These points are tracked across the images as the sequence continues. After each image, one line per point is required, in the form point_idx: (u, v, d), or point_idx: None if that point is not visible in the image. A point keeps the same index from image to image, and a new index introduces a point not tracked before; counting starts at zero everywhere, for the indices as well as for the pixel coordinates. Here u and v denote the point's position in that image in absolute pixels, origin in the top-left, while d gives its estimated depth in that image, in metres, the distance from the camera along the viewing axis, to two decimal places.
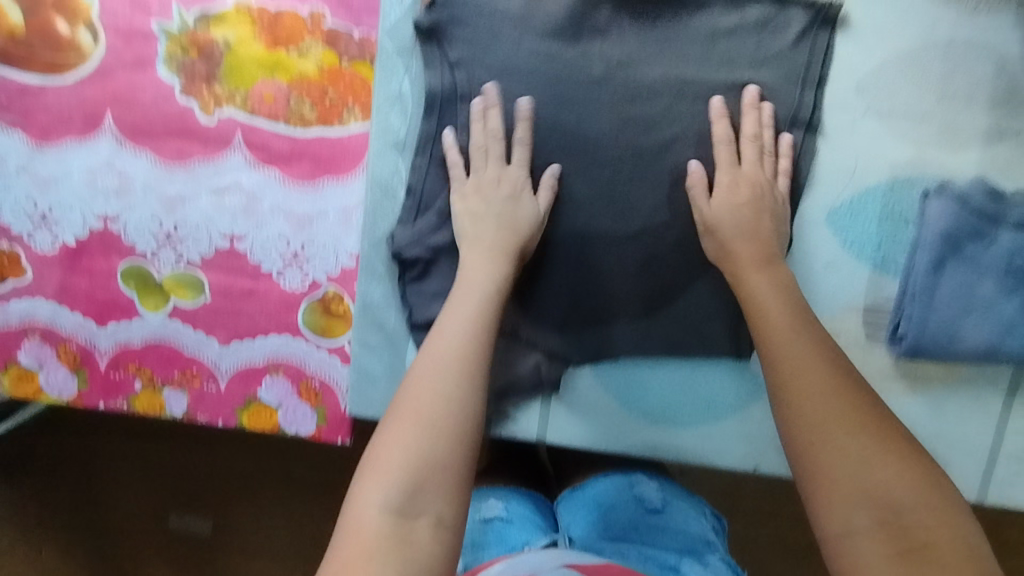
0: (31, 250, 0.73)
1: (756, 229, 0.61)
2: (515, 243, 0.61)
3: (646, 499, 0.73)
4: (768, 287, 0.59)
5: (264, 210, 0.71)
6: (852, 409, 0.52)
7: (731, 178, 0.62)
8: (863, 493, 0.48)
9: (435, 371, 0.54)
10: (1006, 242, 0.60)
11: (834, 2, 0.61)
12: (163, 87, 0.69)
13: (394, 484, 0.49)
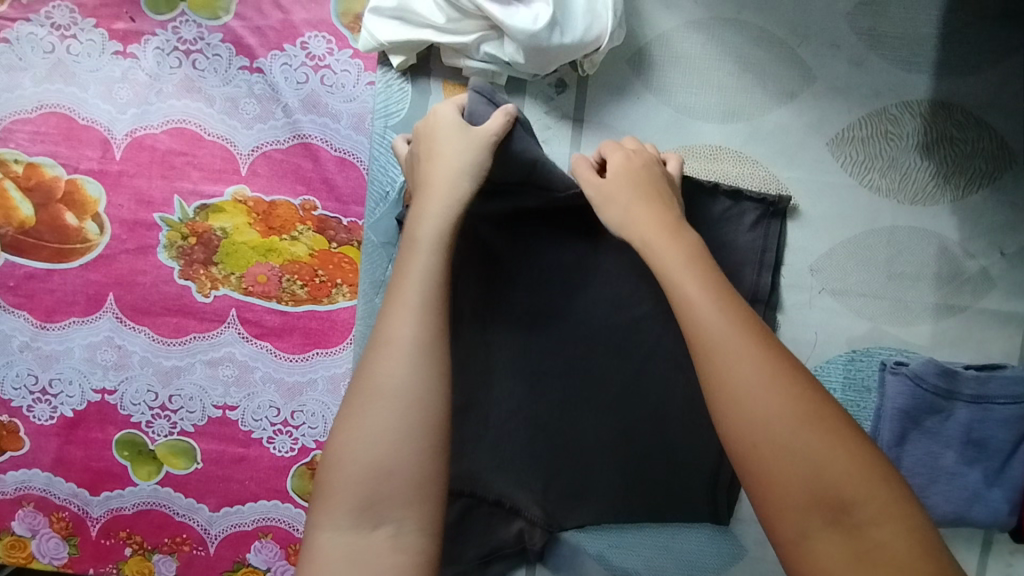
0: (29, 422, 0.75)
1: (657, 199, 0.56)
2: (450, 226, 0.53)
3: None
4: (677, 252, 0.50)
5: (255, 379, 0.75)
6: (782, 380, 0.41)
7: (628, 156, 0.59)
8: (811, 491, 0.39)
9: (368, 366, 0.47)
10: (962, 416, 0.63)
11: (783, 197, 0.65)
12: (164, 270, 0.74)
13: (345, 505, 0.44)
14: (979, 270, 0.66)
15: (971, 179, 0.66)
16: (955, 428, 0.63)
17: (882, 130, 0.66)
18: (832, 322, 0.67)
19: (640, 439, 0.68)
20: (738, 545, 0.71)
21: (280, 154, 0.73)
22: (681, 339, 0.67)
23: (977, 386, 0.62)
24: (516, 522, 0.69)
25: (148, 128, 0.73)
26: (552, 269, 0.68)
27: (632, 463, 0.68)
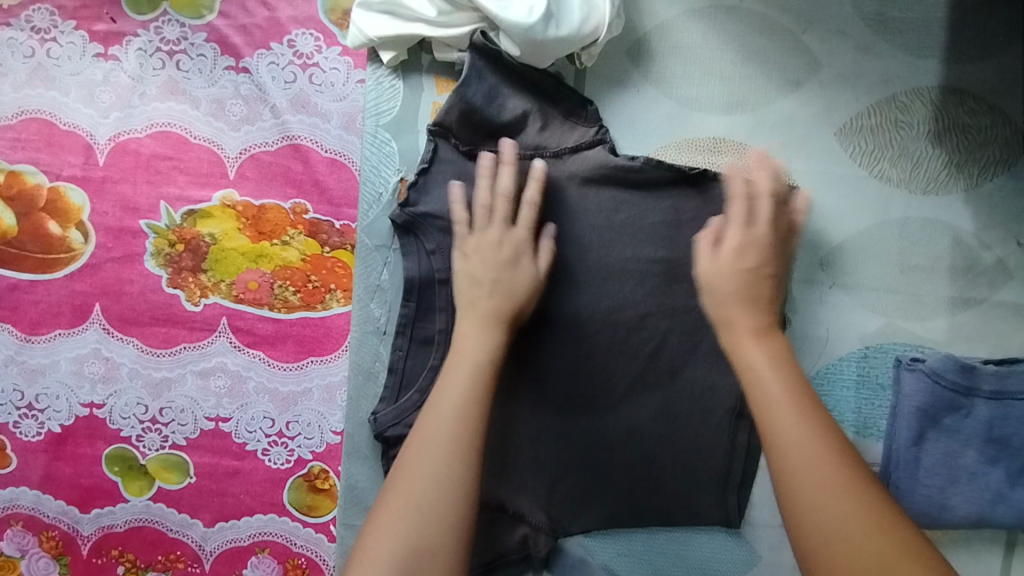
0: (16, 439, 0.73)
1: (756, 296, 0.56)
2: (507, 310, 0.58)
3: None
4: (768, 362, 0.53)
5: (249, 390, 0.72)
6: (857, 505, 0.46)
7: (741, 238, 0.57)
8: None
9: (421, 457, 0.51)
10: (982, 413, 0.61)
11: (790, 186, 0.64)
12: (151, 279, 0.71)
13: None
14: (996, 261, 0.64)
15: (985, 168, 0.63)
16: (975, 427, 0.61)
17: (892, 118, 0.64)
18: (844, 319, 0.65)
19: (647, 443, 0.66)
20: (753, 551, 0.68)
21: (269, 156, 0.70)
22: (688, 339, 0.65)
23: (996, 382, 0.60)
24: (517, 532, 0.67)
25: (132, 133, 0.71)
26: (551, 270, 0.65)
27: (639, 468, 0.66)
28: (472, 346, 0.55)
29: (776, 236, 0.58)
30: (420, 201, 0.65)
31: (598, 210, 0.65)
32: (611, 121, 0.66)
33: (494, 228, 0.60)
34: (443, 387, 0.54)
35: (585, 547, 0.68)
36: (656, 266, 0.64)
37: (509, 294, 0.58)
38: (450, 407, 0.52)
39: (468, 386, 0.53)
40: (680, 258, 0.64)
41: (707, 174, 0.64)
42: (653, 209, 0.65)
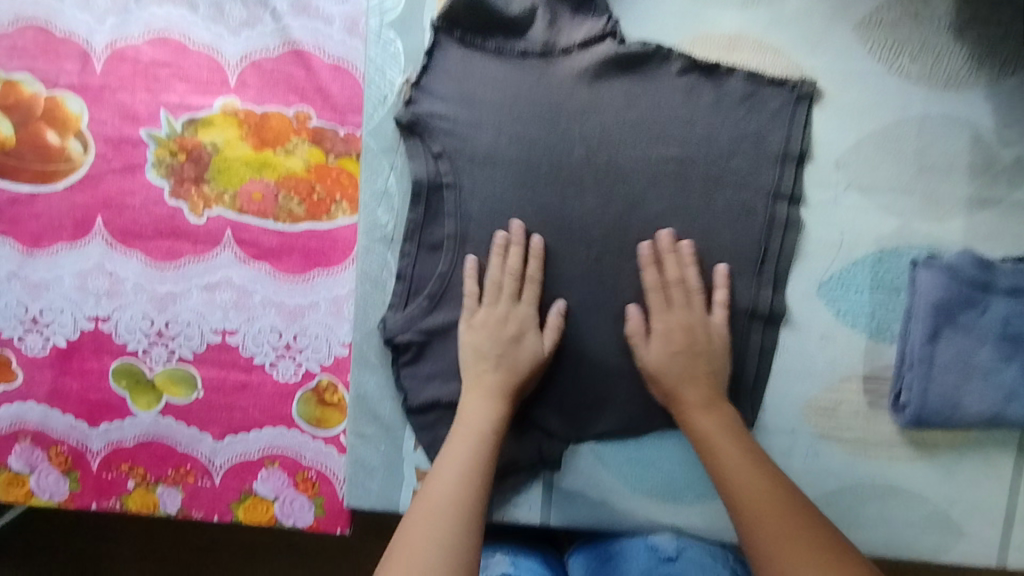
0: (22, 354, 0.73)
1: (696, 373, 0.62)
2: (511, 383, 0.62)
3: (659, 548, 0.68)
4: (717, 430, 0.60)
5: (255, 303, 0.71)
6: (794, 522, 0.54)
7: (685, 322, 0.63)
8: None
9: (452, 463, 0.58)
10: (998, 310, 0.60)
11: (806, 79, 0.63)
12: (153, 190, 0.70)
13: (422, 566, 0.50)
14: (1015, 160, 0.62)
15: (1006, 63, 0.62)
16: (990, 323, 0.60)
17: (911, 11, 0.62)
18: (859, 221, 0.63)
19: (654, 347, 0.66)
20: None
21: (270, 62, 0.68)
22: (700, 244, 0.64)
23: (1013, 279, 0.60)
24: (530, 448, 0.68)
25: (129, 39, 0.69)
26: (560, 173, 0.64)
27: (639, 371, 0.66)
28: (488, 397, 0.61)
29: (698, 317, 0.63)
30: (424, 100, 0.64)
31: (610, 110, 0.63)
32: (620, 12, 0.64)
33: (502, 304, 0.64)
34: (465, 414, 0.61)
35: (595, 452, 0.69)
36: (667, 166, 0.63)
37: (513, 367, 0.62)
38: (467, 438, 0.59)
39: (490, 409, 0.61)
40: (692, 158, 0.63)
41: (719, 67, 0.63)
42: (664, 108, 0.63)
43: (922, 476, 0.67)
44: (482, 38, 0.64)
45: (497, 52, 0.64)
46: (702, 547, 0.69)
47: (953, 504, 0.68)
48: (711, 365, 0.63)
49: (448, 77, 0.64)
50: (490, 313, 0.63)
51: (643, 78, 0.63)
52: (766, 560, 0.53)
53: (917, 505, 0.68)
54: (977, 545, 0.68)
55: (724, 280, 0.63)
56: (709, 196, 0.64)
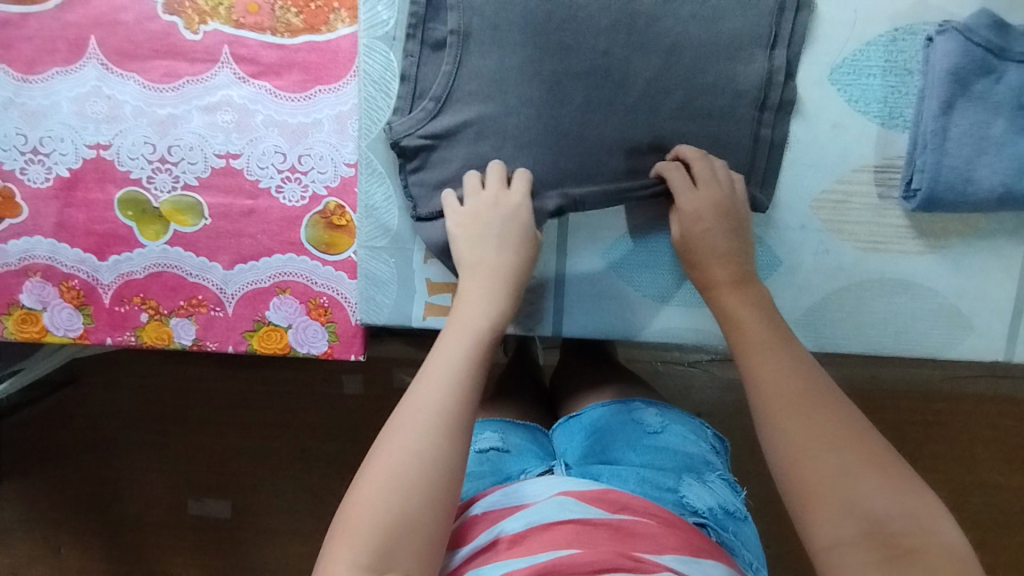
0: (25, 186, 0.72)
1: (728, 251, 0.61)
2: (513, 268, 0.61)
3: (645, 422, 0.74)
4: (744, 306, 0.57)
5: (257, 124, 0.70)
6: (815, 393, 0.49)
7: (698, 205, 0.61)
8: (830, 488, 0.44)
9: (458, 339, 0.55)
10: (1015, 77, 0.59)
11: None
12: (146, 6, 0.68)
13: (413, 455, 0.48)
14: None
15: None
16: (1005, 91, 0.59)
17: None
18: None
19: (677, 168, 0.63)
20: (775, 257, 0.67)
21: None
22: (710, 29, 0.62)
23: None
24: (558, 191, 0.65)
25: None
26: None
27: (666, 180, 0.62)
28: (481, 287, 0.59)
29: (723, 193, 0.62)
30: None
31: None
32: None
33: (490, 187, 0.63)
34: (463, 300, 0.59)
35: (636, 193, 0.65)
36: None
37: (506, 244, 0.62)
38: (461, 322, 0.57)
39: (498, 298, 0.59)
40: None
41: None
42: None
43: (933, 269, 0.67)
44: None
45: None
46: (683, 420, 0.76)
47: (965, 298, 0.67)
48: (742, 239, 0.62)
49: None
50: (483, 202, 0.63)
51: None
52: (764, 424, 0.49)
53: (928, 299, 0.67)
54: (990, 339, 0.68)
55: (773, 113, 0.64)
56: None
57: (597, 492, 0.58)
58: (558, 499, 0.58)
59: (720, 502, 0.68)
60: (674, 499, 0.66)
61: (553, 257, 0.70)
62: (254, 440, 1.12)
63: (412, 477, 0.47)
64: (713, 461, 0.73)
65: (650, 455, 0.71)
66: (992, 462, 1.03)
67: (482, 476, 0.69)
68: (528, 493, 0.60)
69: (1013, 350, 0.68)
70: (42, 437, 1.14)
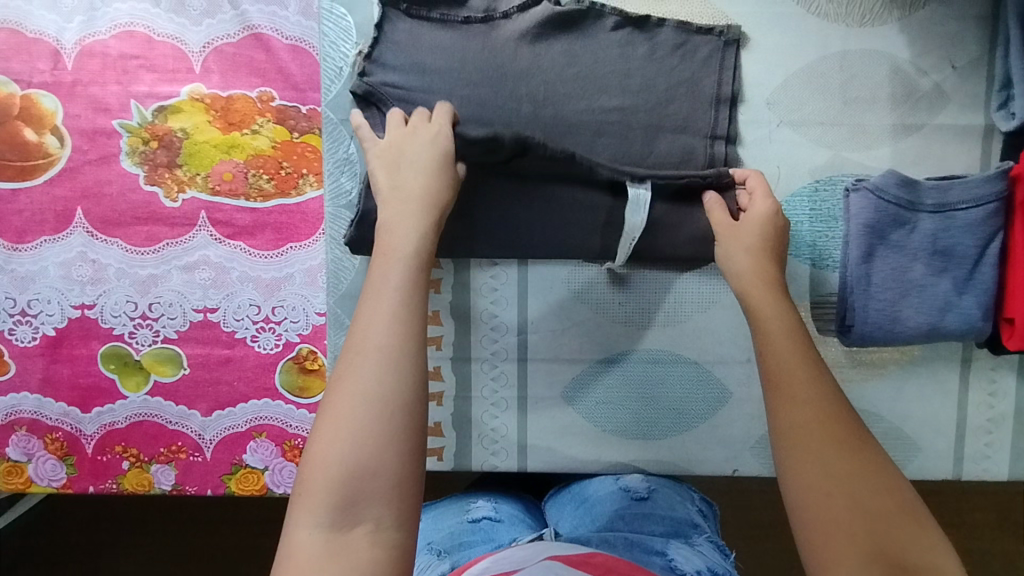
0: (13, 345, 0.76)
1: (773, 253, 0.62)
2: (432, 194, 0.59)
3: (630, 488, 0.72)
4: (775, 312, 0.59)
5: (233, 280, 0.75)
6: (838, 430, 0.52)
7: (774, 209, 0.63)
8: (831, 526, 0.47)
9: (386, 277, 0.53)
10: (927, 227, 0.64)
11: (732, 25, 0.67)
12: (128, 178, 0.74)
13: (367, 399, 0.47)
14: (933, 86, 0.67)
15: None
16: (921, 240, 0.64)
17: None
18: (793, 154, 0.68)
19: (638, 228, 0.66)
20: (724, 389, 0.71)
21: (232, 48, 0.73)
22: None
23: (939, 196, 0.64)
24: (501, 151, 0.63)
25: (97, 36, 0.73)
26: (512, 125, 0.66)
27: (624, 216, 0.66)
28: (411, 206, 0.57)
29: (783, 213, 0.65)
30: (377, 72, 0.67)
31: (553, 67, 0.67)
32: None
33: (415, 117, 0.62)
34: (388, 225, 0.57)
35: (652, 178, 0.65)
36: (610, 115, 0.67)
37: (421, 164, 0.59)
38: (396, 247, 0.55)
39: (419, 221, 0.57)
40: (632, 107, 0.67)
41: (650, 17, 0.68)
42: (605, 68, 0.67)
43: (877, 395, 0.70)
44: (427, 9, 0.67)
45: (441, 20, 0.68)
46: (671, 485, 0.74)
47: (910, 422, 0.71)
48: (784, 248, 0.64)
49: (397, 48, 0.67)
50: (403, 135, 0.61)
51: (580, 35, 0.68)
52: (787, 450, 0.51)
53: (875, 424, 0.70)
54: (938, 460, 0.71)
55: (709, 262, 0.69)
56: (652, 138, 0.67)
57: (583, 556, 0.58)
58: (546, 563, 0.57)
59: (710, 564, 0.65)
60: (661, 563, 0.64)
61: (514, 397, 0.72)
62: None
63: (376, 420, 0.47)
64: (702, 524, 0.71)
65: (637, 522, 0.70)
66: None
67: (473, 544, 0.71)
68: (514, 560, 0.59)
69: (961, 469, 0.71)
70: None
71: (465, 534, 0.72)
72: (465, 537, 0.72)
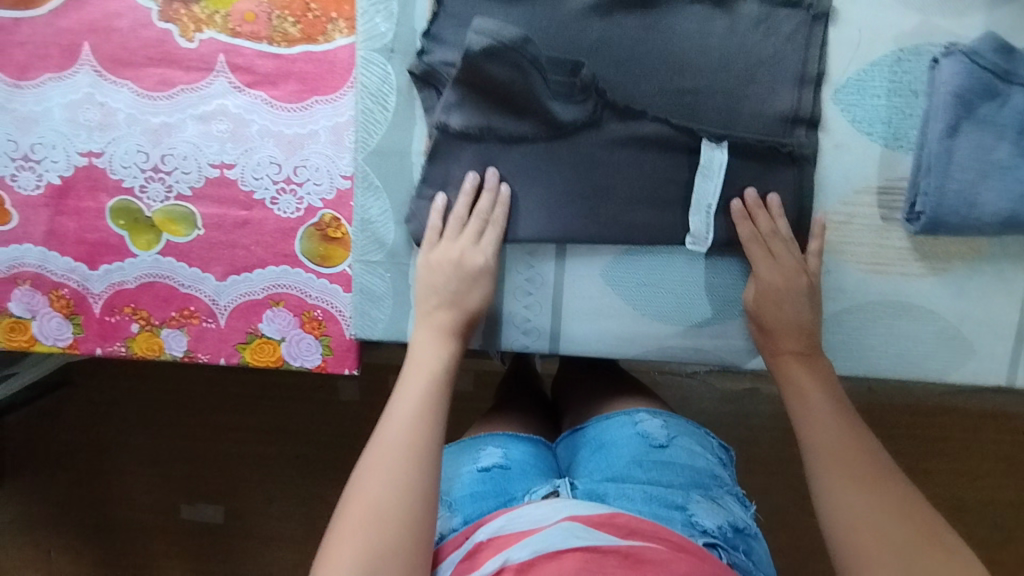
0: (15, 193, 0.70)
1: (801, 323, 0.63)
2: (458, 272, 0.64)
3: (650, 435, 0.74)
4: (805, 374, 0.62)
5: (253, 134, 0.69)
6: (866, 470, 0.54)
7: (771, 277, 0.63)
8: (882, 548, 0.49)
9: (439, 345, 0.62)
10: (1019, 101, 0.59)
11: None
12: (141, 12, 0.68)
13: (409, 439, 0.55)
14: None
15: None
16: (1011, 116, 0.59)
17: None
18: (876, 17, 0.62)
19: (712, 194, 0.64)
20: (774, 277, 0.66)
21: None
22: (714, 45, 0.62)
23: None
24: (576, 92, 0.62)
25: None
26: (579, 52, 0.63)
27: (696, 179, 0.64)
28: (467, 301, 0.64)
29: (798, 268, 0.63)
30: (436, 50, 0.64)
31: None
32: None
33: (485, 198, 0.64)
34: (433, 303, 0.64)
35: (731, 139, 0.62)
36: None
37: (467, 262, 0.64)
38: (434, 326, 0.63)
39: (457, 296, 0.64)
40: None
41: None
42: None
43: (936, 292, 0.66)
44: None
45: None
46: (687, 433, 0.76)
47: (967, 320, 0.66)
48: (813, 310, 0.63)
49: (456, 23, 0.64)
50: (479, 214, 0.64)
51: None
52: (819, 489, 0.55)
53: (930, 322, 0.66)
54: (995, 363, 0.67)
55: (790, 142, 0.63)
56: (721, 12, 0.63)
57: (604, 517, 0.58)
58: (563, 525, 0.57)
59: (730, 519, 0.67)
60: (682, 519, 0.65)
61: (551, 273, 0.68)
62: (246, 441, 1.11)
63: (415, 462, 0.54)
64: (720, 475, 0.73)
65: (657, 472, 0.70)
66: (1001, 480, 0.99)
67: (485, 495, 0.69)
68: (532, 519, 0.60)
69: (1016, 375, 0.67)
70: (33, 439, 1.13)
71: (476, 484, 0.70)
72: (476, 487, 0.70)
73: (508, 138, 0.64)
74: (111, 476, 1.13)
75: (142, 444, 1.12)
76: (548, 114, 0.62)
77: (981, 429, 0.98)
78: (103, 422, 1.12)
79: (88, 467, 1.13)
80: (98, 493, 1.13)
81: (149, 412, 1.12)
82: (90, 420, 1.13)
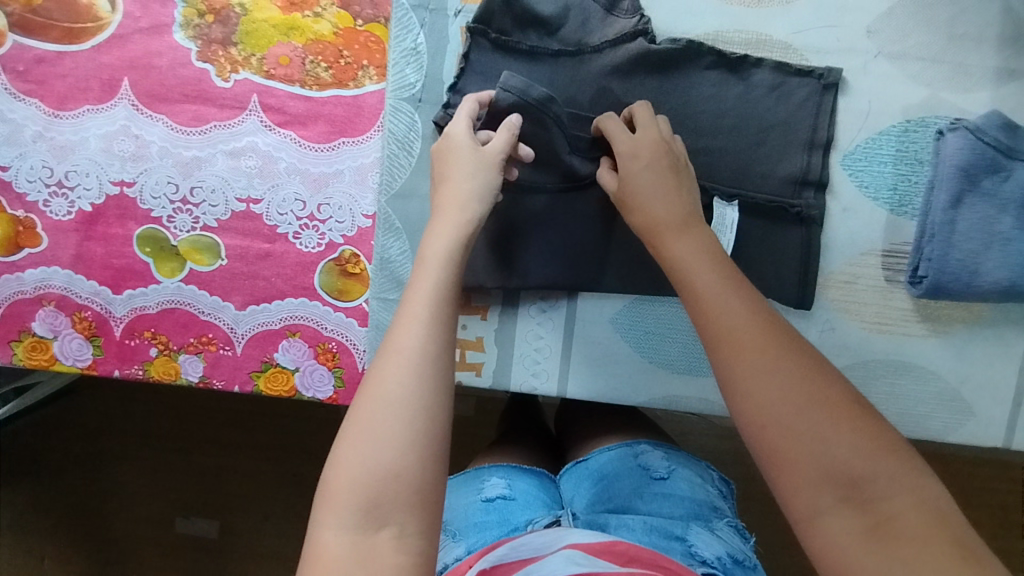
0: (46, 218, 0.73)
1: (674, 192, 0.56)
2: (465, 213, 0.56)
3: (651, 467, 0.75)
4: (712, 278, 0.50)
5: (280, 171, 0.71)
6: (802, 374, 0.44)
7: (631, 145, 0.59)
8: (837, 493, 0.41)
9: (424, 285, 0.51)
10: (1022, 176, 0.61)
11: (833, 68, 0.65)
12: (180, 51, 0.71)
13: (405, 393, 0.46)
14: None
15: None
16: (1013, 190, 0.61)
17: None
18: (885, 89, 0.65)
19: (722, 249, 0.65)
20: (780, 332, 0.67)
21: None
22: (729, 107, 0.65)
23: None
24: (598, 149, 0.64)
25: None
26: (597, 110, 0.66)
27: None
28: (449, 218, 0.56)
29: (661, 135, 0.60)
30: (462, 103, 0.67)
31: None
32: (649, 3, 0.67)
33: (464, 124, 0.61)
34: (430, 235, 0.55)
35: (741, 198, 0.64)
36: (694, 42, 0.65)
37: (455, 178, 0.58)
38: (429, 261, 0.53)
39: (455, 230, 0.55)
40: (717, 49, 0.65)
41: (747, 58, 0.65)
42: None
43: (938, 353, 0.68)
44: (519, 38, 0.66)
45: (529, 52, 0.66)
46: (687, 463, 0.76)
47: (967, 382, 0.68)
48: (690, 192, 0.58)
49: (481, 79, 0.66)
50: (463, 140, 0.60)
51: None
52: (743, 412, 0.44)
53: (931, 383, 0.68)
54: (995, 426, 0.68)
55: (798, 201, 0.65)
56: (736, 77, 0.66)
57: (604, 544, 0.59)
58: (565, 552, 0.58)
59: (729, 551, 0.67)
60: (681, 550, 0.66)
61: (561, 317, 0.70)
62: (248, 462, 1.12)
63: (409, 415, 0.45)
64: (721, 506, 0.73)
65: (657, 503, 0.71)
66: (997, 535, 0.99)
67: (488, 525, 0.70)
68: (533, 547, 0.61)
69: (1016, 439, 0.68)
70: (39, 451, 1.14)
71: (479, 515, 0.72)
72: (479, 518, 0.71)
73: (527, 187, 0.67)
74: (115, 491, 1.13)
75: (146, 460, 1.13)
76: (566, 169, 0.65)
77: (978, 484, 0.99)
78: (110, 436, 1.14)
79: (91, 481, 1.13)
80: (100, 506, 1.13)
81: (155, 429, 1.13)
82: (97, 433, 1.14)
